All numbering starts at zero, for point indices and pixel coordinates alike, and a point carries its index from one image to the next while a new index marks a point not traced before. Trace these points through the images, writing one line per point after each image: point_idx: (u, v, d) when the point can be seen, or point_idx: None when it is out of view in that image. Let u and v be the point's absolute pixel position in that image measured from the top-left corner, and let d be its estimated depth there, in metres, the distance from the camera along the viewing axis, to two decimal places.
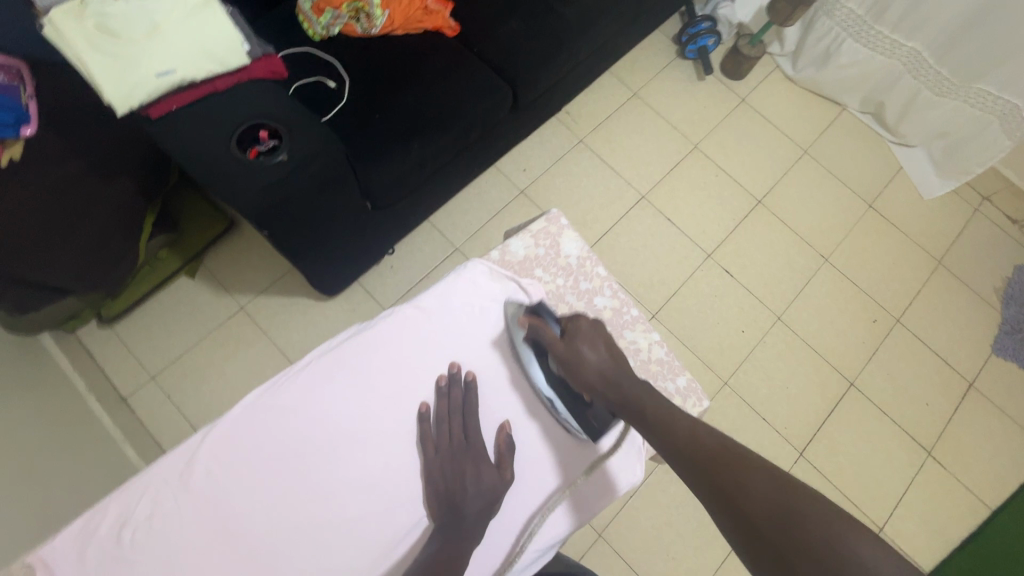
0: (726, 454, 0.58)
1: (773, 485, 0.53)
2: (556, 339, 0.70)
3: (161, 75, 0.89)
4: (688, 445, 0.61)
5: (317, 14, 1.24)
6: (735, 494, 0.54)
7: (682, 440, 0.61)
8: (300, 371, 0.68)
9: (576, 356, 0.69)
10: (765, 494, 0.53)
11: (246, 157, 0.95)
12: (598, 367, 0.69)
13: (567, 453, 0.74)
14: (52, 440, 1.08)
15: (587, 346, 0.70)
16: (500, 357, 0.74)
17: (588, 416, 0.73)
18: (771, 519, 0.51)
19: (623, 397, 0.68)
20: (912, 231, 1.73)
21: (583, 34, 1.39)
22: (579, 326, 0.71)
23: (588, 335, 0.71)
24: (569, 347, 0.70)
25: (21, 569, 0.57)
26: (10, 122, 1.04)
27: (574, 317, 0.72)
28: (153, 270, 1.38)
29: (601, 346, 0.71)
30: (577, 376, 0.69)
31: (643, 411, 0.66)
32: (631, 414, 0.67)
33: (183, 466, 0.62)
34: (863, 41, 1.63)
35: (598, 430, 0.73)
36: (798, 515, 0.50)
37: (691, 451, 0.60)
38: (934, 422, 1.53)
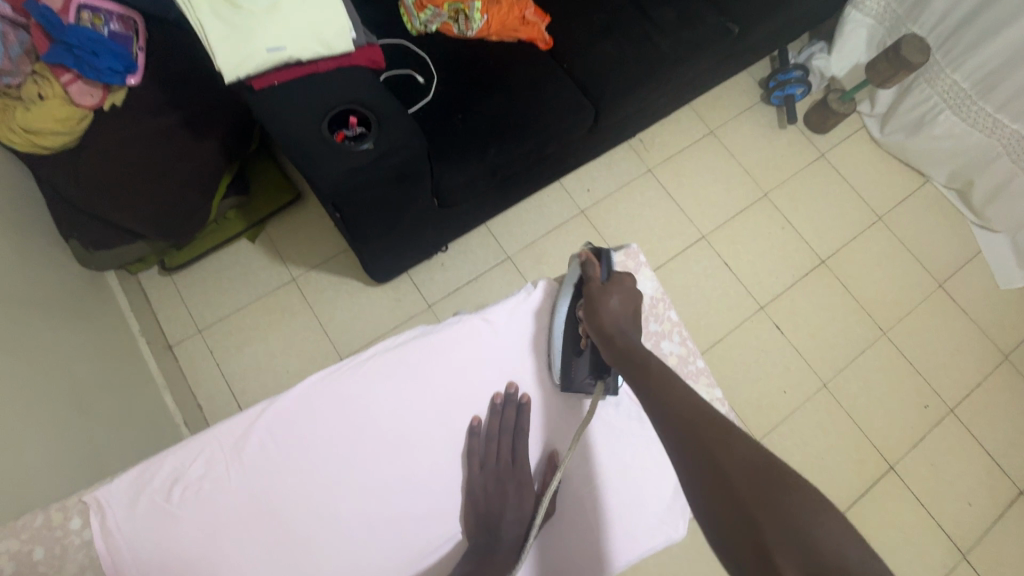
0: (715, 418, 0.52)
1: (761, 458, 0.48)
2: (597, 279, 0.69)
3: (271, 50, 0.93)
4: (677, 405, 0.55)
5: (418, 9, 1.26)
6: (719, 463, 0.49)
7: (674, 400, 0.55)
8: (363, 363, 0.69)
9: (600, 299, 0.67)
10: (751, 465, 0.48)
11: (334, 139, 0.97)
12: (613, 316, 0.66)
13: (551, 406, 0.73)
14: (103, 375, 1.12)
15: (618, 296, 0.67)
16: (540, 288, 0.76)
17: (573, 361, 0.70)
18: (755, 491, 0.46)
19: (623, 348, 0.63)
20: (982, 319, 1.64)
21: (676, 66, 1.37)
22: (625, 281, 0.69)
23: (625, 290, 0.68)
24: (601, 291, 0.67)
25: (77, 505, 0.58)
26: (120, 71, 1.18)
27: (625, 275, 0.70)
28: (220, 229, 1.40)
29: (630, 307, 0.68)
30: (590, 316, 0.67)
31: (645, 362, 0.60)
32: (625, 365, 0.62)
33: (239, 435, 0.63)
34: (962, 115, 1.56)
35: (572, 382, 0.71)
36: (775, 492, 0.46)
37: (677, 411, 0.54)
38: (975, 525, 1.44)
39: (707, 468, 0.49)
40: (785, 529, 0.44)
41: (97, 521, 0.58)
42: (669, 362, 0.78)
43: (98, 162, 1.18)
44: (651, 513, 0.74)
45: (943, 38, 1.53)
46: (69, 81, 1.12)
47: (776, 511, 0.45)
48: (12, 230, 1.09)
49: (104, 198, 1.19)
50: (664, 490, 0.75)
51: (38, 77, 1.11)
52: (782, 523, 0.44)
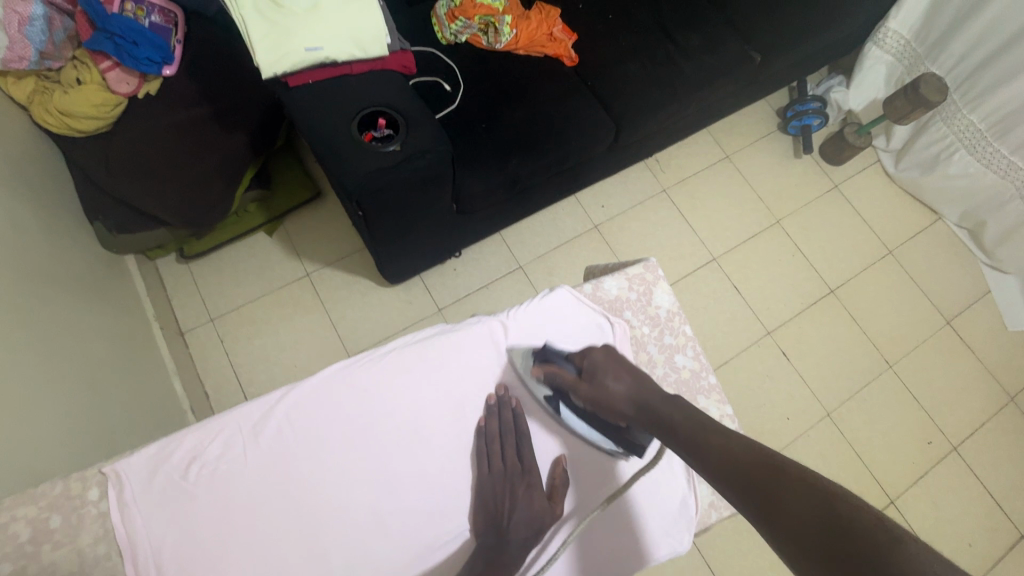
0: (761, 465, 0.52)
1: (817, 501, 0.46)
2: (576, 380, 0.68)
3: (309, 50, 0.96)
4: (727, 462, 0.55)
5: (450, 20, 1.29)
6: (778, 510, 0.48)
7: (719, 457, 0.55)
8: (382, 355, 0.71)
9: (600, 394, 0.66)
10: (806, 511, 0.46)
11: (362, 139, 0.99)
12: (625, 397, 0.66)
13: (600, 483, 0.72)
14: (117, 356, 1.14)
15: (610, 377, 0.66)
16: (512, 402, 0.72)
17: (626, 435, 0.71)
18: (817, 531, 0.44)
19: (654, 416, 0.63)
20: (989, 359, 1.64)
21: (698, 90, 1.40)
22: (595, 359, 0.68)
23: (608, 366, 0.67)
24: (592, 385, 0.67)
25: (96, 476, 0.60)
26: (157, 61, 1.21)
27: (587, 351, 0.69)
28: (240, 221, 1.43)
29: (624, 374, 0.67)
30: (606, 412, 0.67)
31: (674, 428, 0.61)
32: (662, 433, 0.62)
33: (258, 417, 0.65)
34: (977, 155, 1.58)
35: (633, 445, 0.71)
36: (843, 526, 0.43)
37: (729, 467, 0.54)
38: (975, 566, 1.42)
39: (769, 518, 0.48)
40: (853, 572, 0.41)
41: (114, 493, 0.59)
42: (681, 376, 0.79)
43: (128, 147, 1.21)
44: (658, 523, 0.73)
45: (961, 80, 1.56)
46: (108, 67, 1.16)
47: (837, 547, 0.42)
48: (42, 208, 1.12)
49: (131, 182, 1.21)
50: (670, 502, 0.74)
51: (78, 62, 1.16)
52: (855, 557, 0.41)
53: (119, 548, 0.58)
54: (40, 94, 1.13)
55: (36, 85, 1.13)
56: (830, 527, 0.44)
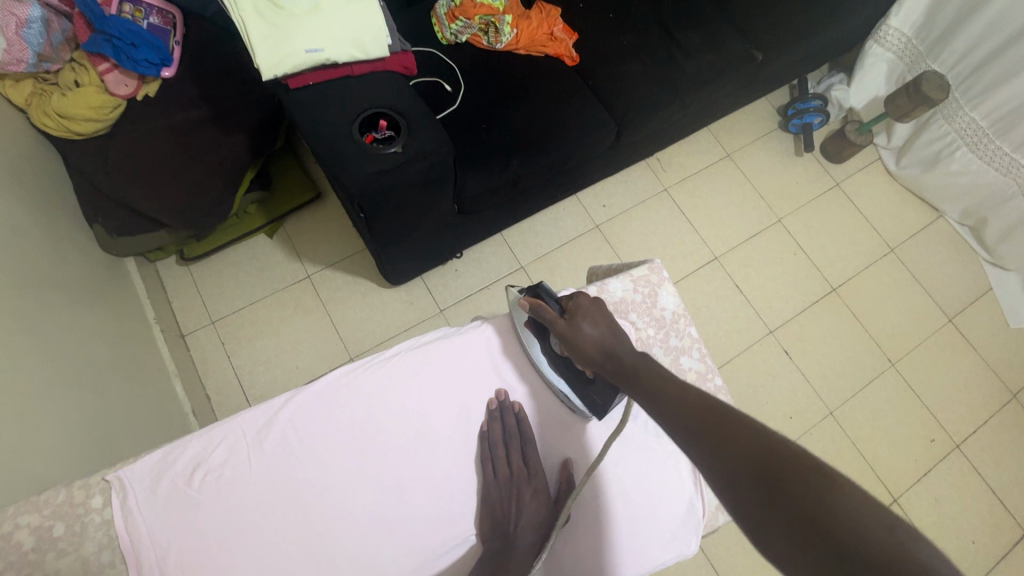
0: (711, 414, 0.49)
1: (762, 448, 0.45)
2: (555, 317, 0.67)
3: (310, 52, 0.95)
4: (678, 405, 0.52)
5: (450, 20, 1.29)
6: (726, 453, 0.46)
7: (671, 399, 0.53)
8: (386, 360, 0.70)
9: (574, 335, 0.65)
10: (754, 455, 0.45)
11: (363, 141, 0.98)
12: (596, 345, 0.64)
13: (556, 431, 0.72)
14: (118, 360, 1.13)
15: (588, 322, 0.65)
16: (497, 335, 0.74)
17: (588, 392, 0.69)
18: (764, 476, 0.44)
19: (618, 364, 0.61)
20: (991, 356, 1.64)
21: (699, 89, 1.39)
22: (580, 303, 0.67)
23: (591, 312, 0.66)
24: (569, 326, 0.66)
25: (100, 484, 0.59)
26: (155, 62, 1.20)
27: (577, 295, 0.69)
28: (240, 223, 1.42)
29: (603, 323, 0.66)
30: (574, 353, 0.65)
31: (637, 373, 0.59)
32: (622, 380, 0.60)
33: (262, 424, 0.64)
34: (979, 153, 1.58)
35: (600, 407, 0.69)
36: (789, 476, 0.43)
37: (680, 409, 0.51)
38: (979, 564, 1.42)
39: (715, 459, 0.47)
40: (795, 517, 0.41)
41: (118, 500, 0.59)
42: (687, 379, 0.79)
43: (127, 150, 1.20)
44: (666, 529, 0.73)
45: (963, 77, 1.56)
46: (106, 70, 1.16)
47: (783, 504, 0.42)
48: (42, 212, 1.11)
49: (131, 185, 1.20)
50: (678, 505, 0.74)
51: (77, 65, 1.15)
52: (798, 505, 0.41)
53: (124, 556, 0.58)
54: (38, 97, 1.12)
55: (33, 88, 1.12)
56: (779, 483, 0.43)
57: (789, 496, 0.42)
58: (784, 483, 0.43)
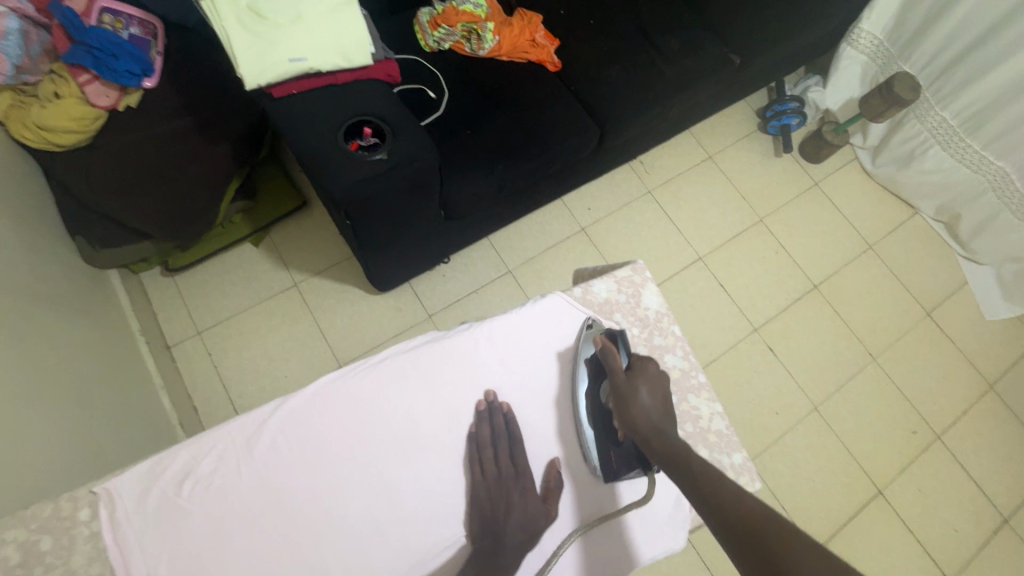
0: (768, 524, 0.51)
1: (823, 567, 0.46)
2: (619, 368, 0.70)
3: (293, 61, 0.96)
4: (731, 512, 0.53)
5: (432, 28, 1.30)
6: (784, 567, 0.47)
7: (725, 503, 0.54)
8: (374, 366, 0.71)
9: (629, 393, 0.67)
10: (814, 573, 0.46)
11: (348, 149, 0.99)
12: (647, 414, 0.66)
13: (585, 491, 0.72)
14: (103, 373, 1.12)
15: (647, 388, 0.68)
16: (558, 366, 0.76)
17: (611, 457, 0.71)
18: None
19: (661, 444, 0.63)
20: (968, 349, 1.68)
21: (679, 92, 1.42)
22: (647, 369, 0.70)
23: (651, 379, 0.69)
24: (628, 382, 0.68)
25: (87, 496, 0.59)
26: (137, 73, 1.20)
27: (646, 359, 0.71)
28: (225, 233, 1.42)
29: (658, 394, 0.68)
30: (622, 410, 0.67)
31: (688, 464, 0.60)
32: (666, 466, 0.62)
33: (251, 432, 0.64)
34: (951, 150, 1.62)
35: (616, 475, 0.71)
36: None
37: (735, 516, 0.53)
38: (962, 552, 1.46)
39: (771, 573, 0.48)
40: None
41: (106, 512, 0.59)
42: (671, 376, 0.80)
43: (109, 161, 1.19)
44: (652, 524, 0.74)
45: (933, 78, 1.60)
46: (86, 81, 1.14)
47: None
48: (23, 225, 1.10)
49: (114, 195, 1.20)
50: (664, 500, 0.75)
51: (55, 77, 1.13)
52: None
53: (112, 568, 0.57)
54: (17, 110, 1.12)
55: (12, 100, 1.11)
56: None
57: None
58: None
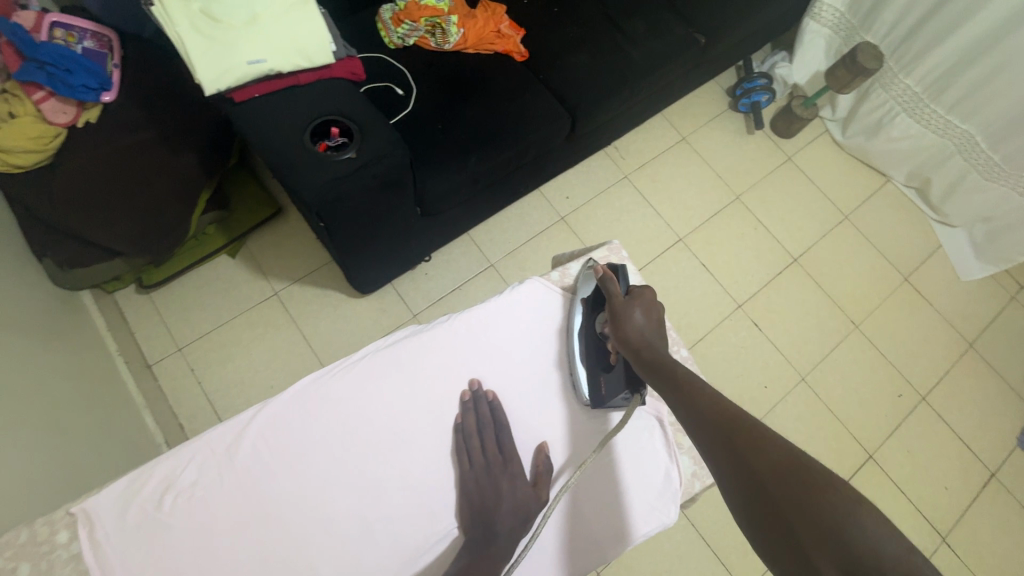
0: (738, 424, 0.53)
1: (787, 459, 0.49)
2: (617, 293, 0.70)
3: (252, 63, 0.94)
4: (707, 412, 0.56)
5: (395, 24, 1.29)
6: (749, 460, 0.50)
7: (700, 404, 0.57)
8: (354, 364, 0.70)
9: (623, 312, 0.68)
10: (777, 465, 0.49)
11: (316, 149, 0.97)
12: (639, 333, 0.67)
13: (579, 420, 0.74)
14: (81, 396, 1.09)
15: (640, 310, 0.68)
16: (561, 303, 0.78)
17: (600, 380, 0.71)
18: (782, 487, 0.48)
19: (648, 357, 0.64)
20: (946, 310, 1.71)
21: (648, 75, 1.42)
22: (645, 295, 0.70)
23: (646, 303, 0.70)
24: (623, 304, 0.69)
25: (64, 518, 0.57)
26: (94, 87, 1.18)
27: (645, 288, 0.72)
28: (199, 245, 1.39)
29: (653, 318, 0.69)
30: (616, 330, 0.68)
31: (673, 373, 0.61)
32: (651, 373, 0.63)
33: (231, 441, 0.63)
34: (916, 117, 1.65)
35: (603, 399, 0.71)
36: (809, 489, 0.46)
37: (712, 417, 0.55)
38: (953, 508, 1.49)
39: (736, 464, 0.51)
40: (807, 522, 0.45)
41: (86, 534, 0.57)
42: None
43: (71, 179, 1.16)
44: (642, 499, 0.74)
45: (895, 46, 1.62)
46: (41, 98, 1.12)
47: (808, 528, 0.45)
48: None
49: (80, 215, 1.17)
50: (654, 478, 0.75)
51: (10, 96, 1.11)
52: (808, 515, 0.45)
53: None
54: None
55: None
56: (798, 496, 0.46)
57: (799, 503, 0.46)
58: (797, 494, 0.47)
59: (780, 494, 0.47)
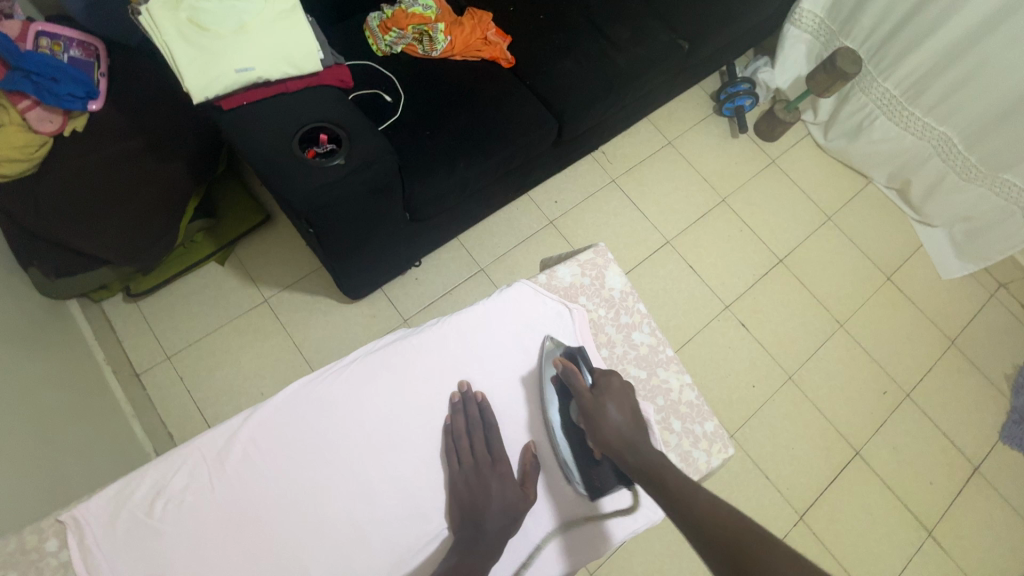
0: (742, 536, 0.51)
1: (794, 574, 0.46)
2: (584, 389, 0.70)
3: (240, 71, 0.95)
4: (707, 522, 0.54)
5: (383, 32, 1.30)
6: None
7: (698, 513, 0.55)
8: (344, 368, 0.71)
9: (598, 412, 0.67)
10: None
11: (305, 156, 0.98)
12: (620, 430, 0.66)
13: (576, 508, 0.72)
14: (69, 406, 1.08)
15: (613, 404, 0.68)
16: (525, 385, 0.75)
17: (591, 474, 0.71)
18: None
19: (633, 458, 0.64)
20: (928, 308, 1.75)
21: (633, 80, 1.45)
22: (611, 383, 0.70)
23: (617, 393, 0.69)
24: (595, 400, 0.68)
25: (53, 525, 0.57)
26: (81, 96, 1.18)
27: (608, 373, 0.71)
28: (187, 253, 1.39)
29: (627, 408, 0.68)
30: (594, 432, 0.67)
31: (664, 478, 0.60)
32: (639, 477, 0.62)
33: (221, 445, 0.63)
34: (895, 119, 1.69)
35: (600, 491, 0.70)
36: None
37: (711, 527, 0.53)
38: (938, 503, 1.51)
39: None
40: None
41: (75, 540, 0.57)
42: (639, 352, 0.81)
43: (58, 188, 1.16)
44: (630, 498, 0.73)
45: (873, 51, 1.66)
46: (27, 108, 1.12)
47: None
48: None
49: (66, 223, 1.16)
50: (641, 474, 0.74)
51: None
52: None
53: None
54: None
55: None
56: None
57: None
58: None
59: None
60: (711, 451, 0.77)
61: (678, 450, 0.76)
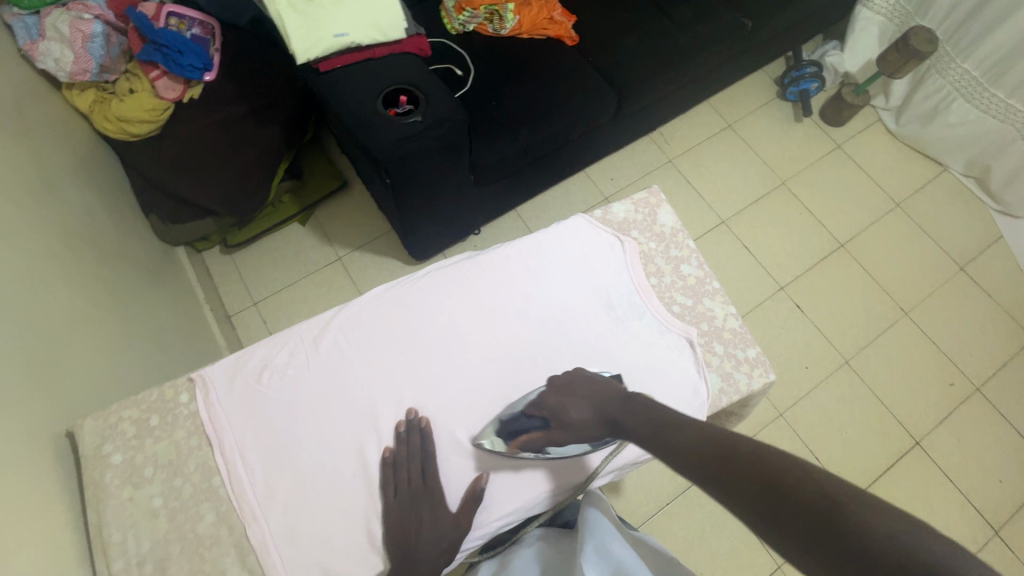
0: (716, 446, 0.53)
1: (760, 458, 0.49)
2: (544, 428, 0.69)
3: (337, 36, 1.10)
4: (687, 443, 0.56)
5: (457, 12, 1.42)
6: (730, 473, 0.50)
7: (676, 443, 0.57)
8: (421, 278, 0.82)
9: (569, 424, 0.68)
10: (751, 468, 0.48)
11: (386, 113, 1.10)
12: (593, 422, 0.68)
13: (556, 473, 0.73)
14: (178, 331, 1.26)
15: (570, 411, 0.68)
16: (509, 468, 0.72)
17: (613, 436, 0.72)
18: (760, 483, 0.47)
19: (619, 425, 0.65)
20: (1006, 301, 1.65)
21: (695, 57, 1.48)
22: (549, 403, 0.70)
23: (563, 402, 0.69)
24: (562, 427, 0.68)
25: (186, 383, 0.73)
26: (198, 67, 1.34)
27: (543, 395, 0.71)
28: (275, 212, 1.55)
29: (581, 402, 0.69)
30: (583, 434, 0.68)
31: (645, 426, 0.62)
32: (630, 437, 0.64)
33: (317, 332, 0.76)
34: (975, 102, 1.62)
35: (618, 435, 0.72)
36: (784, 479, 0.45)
37: (689, 447, 0.56)
38: (1007, 502, 1.43)
39: (721, 481, 0.50)
40: (786, 508, 0.44)
41: (202, 395, 0.72)
42: (687, 283, 0.86)
43: (177, 146, 1.35)
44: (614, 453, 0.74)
45: (951, 31, 1.60)
46: (156, 77, 1.30)
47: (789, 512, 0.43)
48: (109, 201, 1.26)
49: (180, 176, 1.35)
50: (682, 392, 0.76)
51: (130, 74, 1.30)
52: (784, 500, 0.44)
53: (209, 437, 0.70)
54: (99, 104, 1.28)
55: (95, 96, 1.28)
56: (774, 485, 0.46)
57: (778, 494, 0.45)
58: (776, 485, 0.45)
59: (760, 492, 0.46)
60: (751, 375, 0.80)
61: (719, 371, 0.80)
